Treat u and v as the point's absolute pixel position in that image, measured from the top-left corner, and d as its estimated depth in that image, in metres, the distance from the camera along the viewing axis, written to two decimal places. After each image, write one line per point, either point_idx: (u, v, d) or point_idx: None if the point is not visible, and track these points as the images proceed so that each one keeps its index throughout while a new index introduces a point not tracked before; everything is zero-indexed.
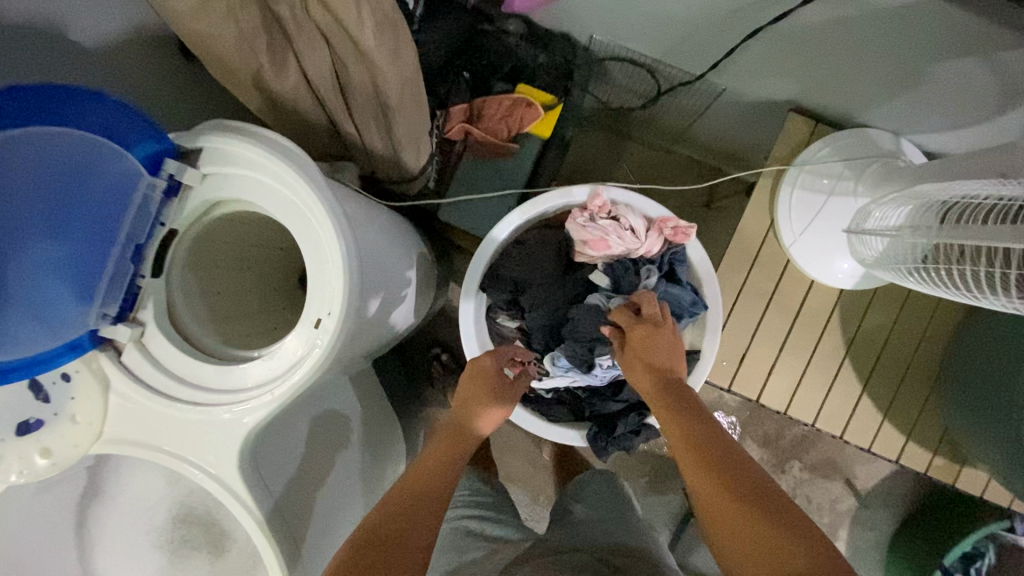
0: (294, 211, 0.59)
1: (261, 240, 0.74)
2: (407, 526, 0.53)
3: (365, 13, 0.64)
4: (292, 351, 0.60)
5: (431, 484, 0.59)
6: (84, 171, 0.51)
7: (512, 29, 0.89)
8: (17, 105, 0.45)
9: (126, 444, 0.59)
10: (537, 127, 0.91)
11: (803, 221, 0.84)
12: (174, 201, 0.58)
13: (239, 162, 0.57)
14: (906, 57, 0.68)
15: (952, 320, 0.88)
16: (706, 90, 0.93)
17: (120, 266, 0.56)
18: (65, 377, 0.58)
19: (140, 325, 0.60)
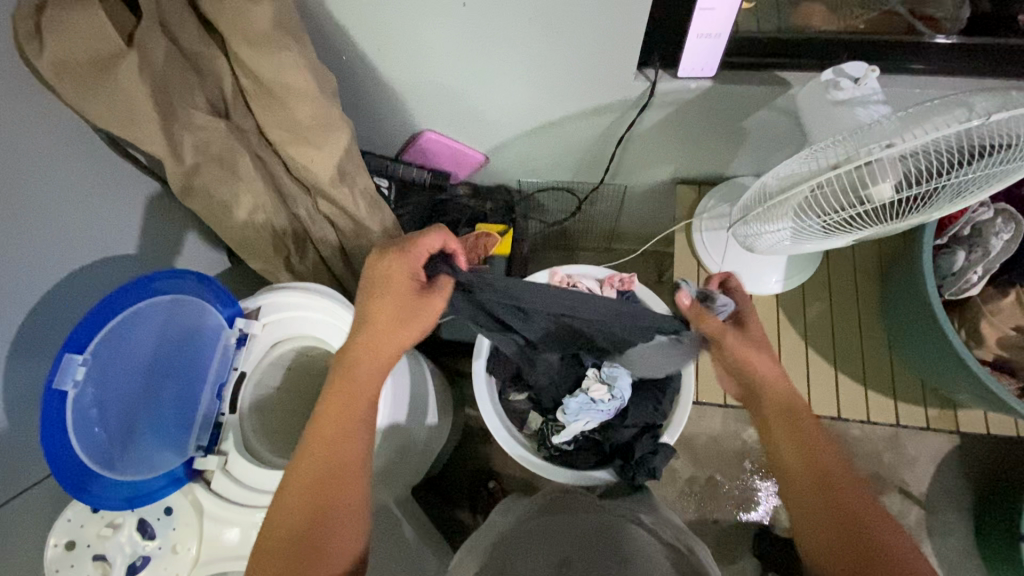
0: (333, 330, 0.77)
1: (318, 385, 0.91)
2: (328, 506, 0.56)
3: (359, 197, 0.93)
4: None
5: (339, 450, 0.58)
6: (185, 331, 0.71)
7: (462, 192, 1.21)
8: (151, 287, 0.66)
9: (221, 560, 0.69)
10: (499, 249, 1.16)
11: (721, 253, 1.05)
12: (244, 348, 0.76)
13: (284, 307, 0.77)
14: (725, 123, 0.98)
15: (874, 291, 1.06)
16: (614, 191, 1.23)
17: (209, 403, 0.73)
18: (167, 512, 0.69)
19: (224, 454, 0.72)
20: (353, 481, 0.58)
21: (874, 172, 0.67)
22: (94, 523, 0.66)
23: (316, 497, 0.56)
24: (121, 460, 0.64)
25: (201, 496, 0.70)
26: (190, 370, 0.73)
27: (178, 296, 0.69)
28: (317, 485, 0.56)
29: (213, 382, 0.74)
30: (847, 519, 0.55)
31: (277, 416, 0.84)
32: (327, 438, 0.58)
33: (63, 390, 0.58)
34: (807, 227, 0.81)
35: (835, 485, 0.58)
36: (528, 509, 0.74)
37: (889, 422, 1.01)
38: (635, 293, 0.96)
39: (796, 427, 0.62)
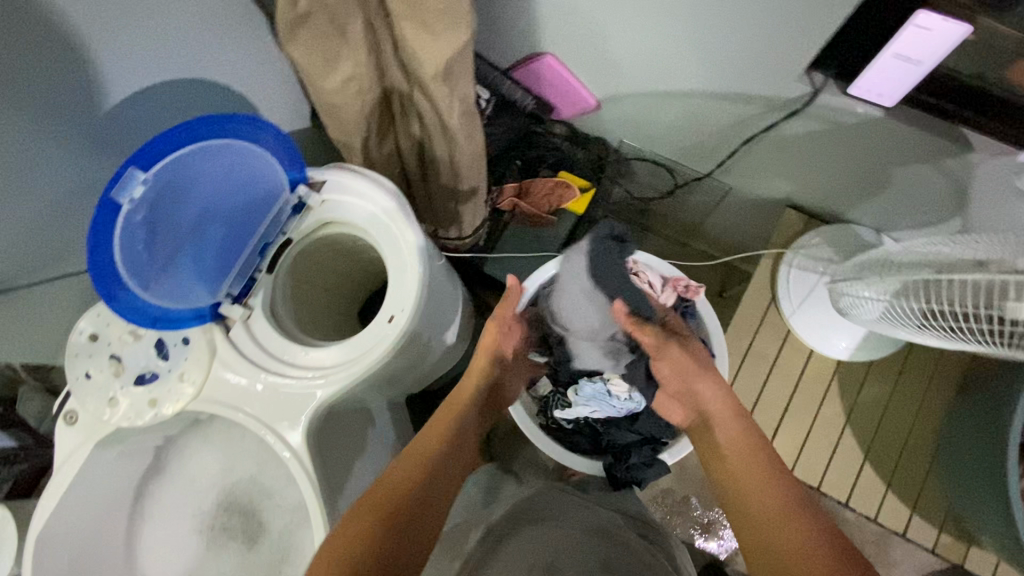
0: (385, 229, 0.76)
1: (346, 272, 0.91)
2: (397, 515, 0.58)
3: (455, 102, 0.87)
4: (364, 342, 0.72)
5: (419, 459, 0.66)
6: (250, 180, 0.71)
7: (557, 131, 1.15)
8: (224, 126, 0.67)
9: (216, 404, 0.71)
10: (573, 205, 1.12)
11: (800, 295, 0.98)
12: (297, 217, 0.75)
13: (348, 190, 0.76)
14: (871, 162, 0.86)
15: (942, 397, 0.97)
16: (716, 188, 1.12)
17: (250, 258, 0.74)
18: (184, 342, 0.71)
19: (249, 309, 0.74)
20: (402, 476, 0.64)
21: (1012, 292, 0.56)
22: (118, 327, 0.70)
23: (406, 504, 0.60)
24: (156, 283, 0.66)
25: (218, 340, 0.72)
26: (245, 220, 0.73)
27: (251, 144, 0.69)
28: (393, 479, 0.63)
29: (259, 238, 0.74)
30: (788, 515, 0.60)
31: (304, 289, 0.85)
32: (439, 429, 0.71)
33: (118, 203, 0.61)
34: (902, 308, 0.72)
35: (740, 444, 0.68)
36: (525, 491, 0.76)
37: (894, 529, 0.94)
38: (694, 304, 0.91)
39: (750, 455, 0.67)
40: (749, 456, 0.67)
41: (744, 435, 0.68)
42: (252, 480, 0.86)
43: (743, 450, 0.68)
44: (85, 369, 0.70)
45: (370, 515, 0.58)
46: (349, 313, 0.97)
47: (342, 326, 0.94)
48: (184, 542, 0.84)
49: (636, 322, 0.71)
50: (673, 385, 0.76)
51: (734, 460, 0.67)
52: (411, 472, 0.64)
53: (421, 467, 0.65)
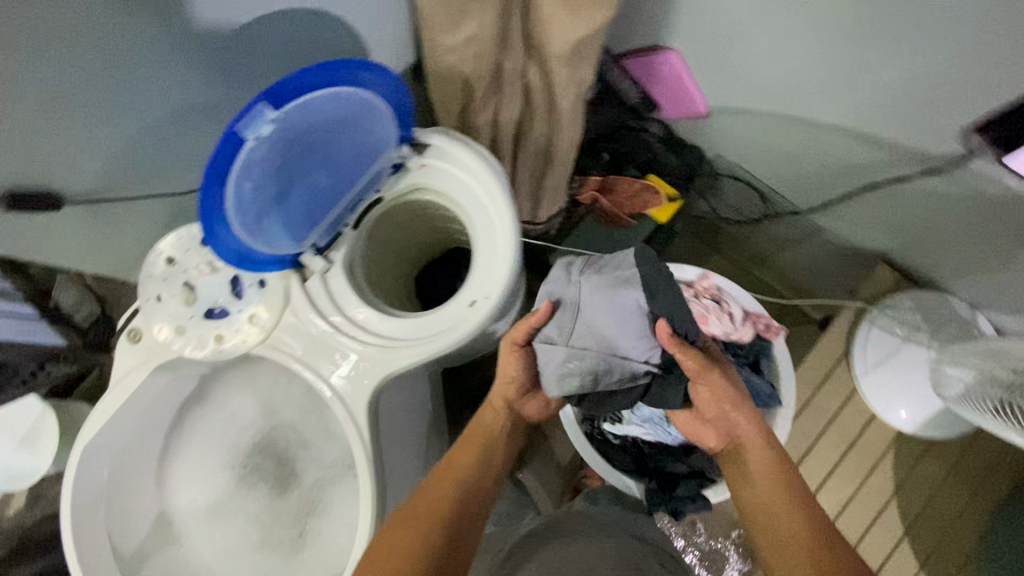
0: (481, 207, 0.72)
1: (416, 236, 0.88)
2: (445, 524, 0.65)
3: (570, 85, 0.82)
4: (440, 320, 0.70)
5: (449, 480, 0.70)
6: (364, 132, 0.67)
7: (653, 130, 1.09)
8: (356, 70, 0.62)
9: (283, 353, 0.69)
10: (657, 212, 1.05)
11: (878, 357, 0.94)
12: (395, 177, 0.73)
13: (452, 158, 0.72)
14: (997, 237, 0.82)
15: (997, 490, 0.93)
16: (805, 226, 1.07)
17: (342, 211, 0.71)
18: (260, 283, 0.69)
19: (329, 262, 0.71)
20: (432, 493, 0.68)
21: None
22: (198, 255, 0.68)
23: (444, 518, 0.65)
24: (259, 225, 0.63)
25: (293, 287, 0.69)
26: (352, 172, 0.69)
27: (376, 95, 0.64)
28: (429, 496, 0.68)
29: (355, 193, 0.71)
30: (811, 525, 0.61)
31: (377, 248, 0.81)
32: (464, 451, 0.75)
33: (243, 138, 0.56)
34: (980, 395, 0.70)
35: (764, 455, 0.68)
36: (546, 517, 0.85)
37: None
38: (769, 346, 0.87)
39: (771, 466, 0.67)
40: (769, 467, 0.67)
41: (769, 452, 0.68)
42: (290, 427, 0.86)
43: (774, 479, 0.66)
44: (158, 291, 0.68)
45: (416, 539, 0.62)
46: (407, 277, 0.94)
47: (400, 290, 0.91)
48: (215, 474, 0.83)
49: (677, 341, 0.63)
50: (708, 410, 0.70)
51: (755, 469, 0.67)
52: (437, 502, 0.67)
53: (455, 489, 0.69)
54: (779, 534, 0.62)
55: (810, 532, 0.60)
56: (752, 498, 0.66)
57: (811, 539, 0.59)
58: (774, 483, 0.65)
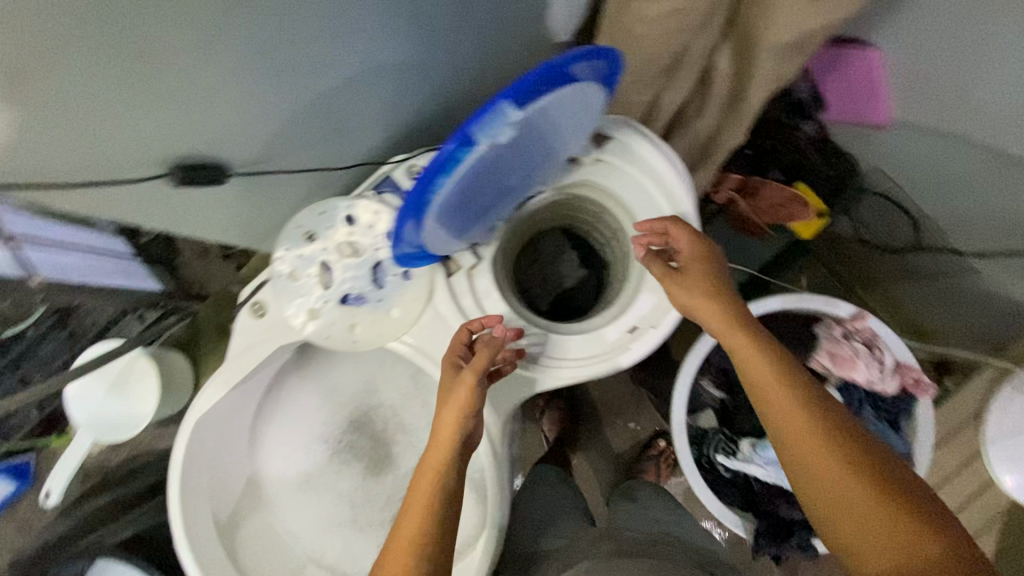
0: (654, 223, 0.65)
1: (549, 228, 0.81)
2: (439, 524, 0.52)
3: (767, 83, 0.71)
4: (593, 343, 0.65)
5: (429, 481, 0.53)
6: (570, 130, 0.55)
7: (809, 130, 0.97)
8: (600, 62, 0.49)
9: (419, 353, 0.62)
10: (799, 227, 0.95)
11: (1014, 427, 0.87)
12: (564, 172, 0.64)
13: (636, 166, 0.64)
14: None
15: None
16: (954, 267, 0.96)
17: (506, 207, 0.61)
18: (403, 275, 0.62)
19: (479, 259, 0.63)
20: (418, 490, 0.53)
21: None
22: (339, 234, 0.60)
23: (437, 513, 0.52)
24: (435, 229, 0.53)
25: (438, 285, 0.62)
26: (542, 166, 0.58)
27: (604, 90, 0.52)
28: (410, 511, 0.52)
29: (526, 188, 0.61)
30: (864, 473, 0.50)
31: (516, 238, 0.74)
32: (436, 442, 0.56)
33: (476, 142, 0.44)
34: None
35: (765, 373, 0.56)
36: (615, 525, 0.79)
37: None
38: (911, 403, 0.80)
39: (797, 390, 0.54)
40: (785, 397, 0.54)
41: (755, 354, 0.56)
42: (391, 408, 0.81)
43: (769, 377, 0.55)
44: (292, 269, 0.60)
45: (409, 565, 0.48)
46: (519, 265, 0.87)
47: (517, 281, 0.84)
48: (312, 447, 0.80)
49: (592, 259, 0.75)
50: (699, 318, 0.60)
51: (781, 405, 0.54)
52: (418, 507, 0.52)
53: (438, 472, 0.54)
54: (833, 496, 0.50)
55: (878, 467, 0.50)
56: (773, 419, 0.55)
57: (888, 480, 0.49)
58: (775, 387, 0.55)
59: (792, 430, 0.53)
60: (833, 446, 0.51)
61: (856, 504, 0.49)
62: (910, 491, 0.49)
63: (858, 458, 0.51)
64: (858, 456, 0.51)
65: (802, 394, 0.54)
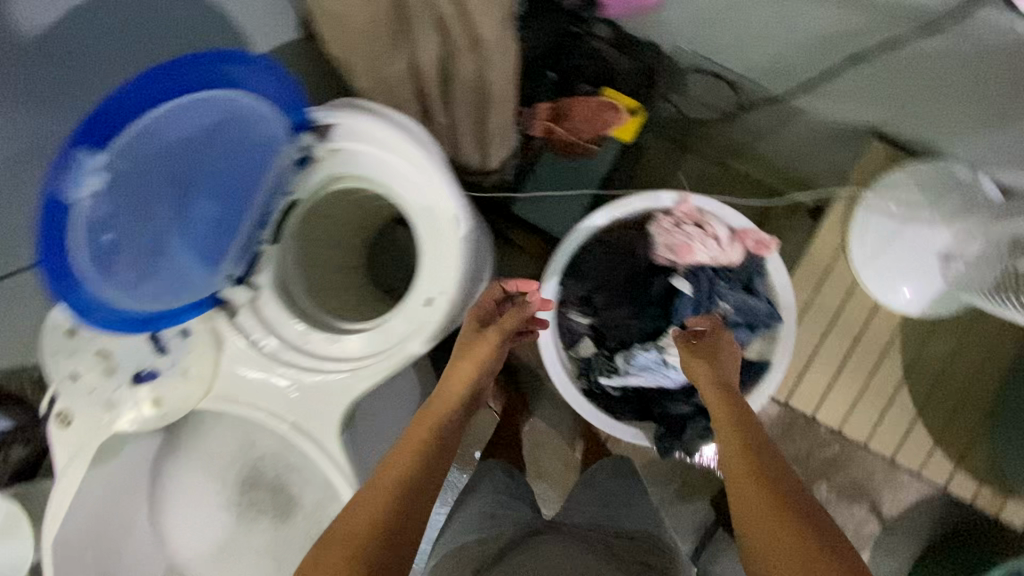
0: (412, 186, 0.61)
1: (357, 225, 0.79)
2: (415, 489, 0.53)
3: (490, 7, 0.68)
4: (396, 328, 0.61)
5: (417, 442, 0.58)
6: (239, 139, 0.56)
7: (601, 33, 0.95)
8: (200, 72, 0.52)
9: (234, 403, 0.61)
10: (619, 131, 0.94)
11: (875, 247, 0.87)
12: (303, 173, 0.61)
13: (368, 137, 0.60)
14: (1001, 93, 0.73)
15: (1010, 353, 0.90)
16: (782, 111, 0.96)
17: (251, 231, 0.59)
18: (183, 333, 0.60)
19: (256, 289, 0.61)
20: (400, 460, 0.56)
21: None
22: None
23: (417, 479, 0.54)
24: (149, 283, 0.53)
25: (223, 329, 0.60)
26: (253, 182, 0.58)
27: (240, 89, 0.54)
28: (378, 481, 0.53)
29: (260, 208, 0.59)
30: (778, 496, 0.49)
31: (314, 250, 0.72)
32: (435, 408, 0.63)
33: (75, 188, 0.48)
34: (992, 269, 0.73)
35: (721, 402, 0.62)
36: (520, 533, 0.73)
37: (935, 482, 0.92)
38: (762, 261, 0.80)
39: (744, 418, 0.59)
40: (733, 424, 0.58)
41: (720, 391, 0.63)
42: (276, 454, 0.80)
43: (725, 406, 0.61)
44: (73, 368, 0.59)
45: (386, 503, 0.50)
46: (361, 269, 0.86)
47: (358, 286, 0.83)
48: (212, 518, 0.79)
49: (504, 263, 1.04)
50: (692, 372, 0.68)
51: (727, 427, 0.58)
52: (398, 471, 0.54)
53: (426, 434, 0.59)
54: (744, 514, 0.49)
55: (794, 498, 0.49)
56: (724, 453, 0.56)
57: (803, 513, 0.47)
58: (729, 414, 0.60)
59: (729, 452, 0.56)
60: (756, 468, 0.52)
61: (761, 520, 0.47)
62: (823, 523, 0.46)
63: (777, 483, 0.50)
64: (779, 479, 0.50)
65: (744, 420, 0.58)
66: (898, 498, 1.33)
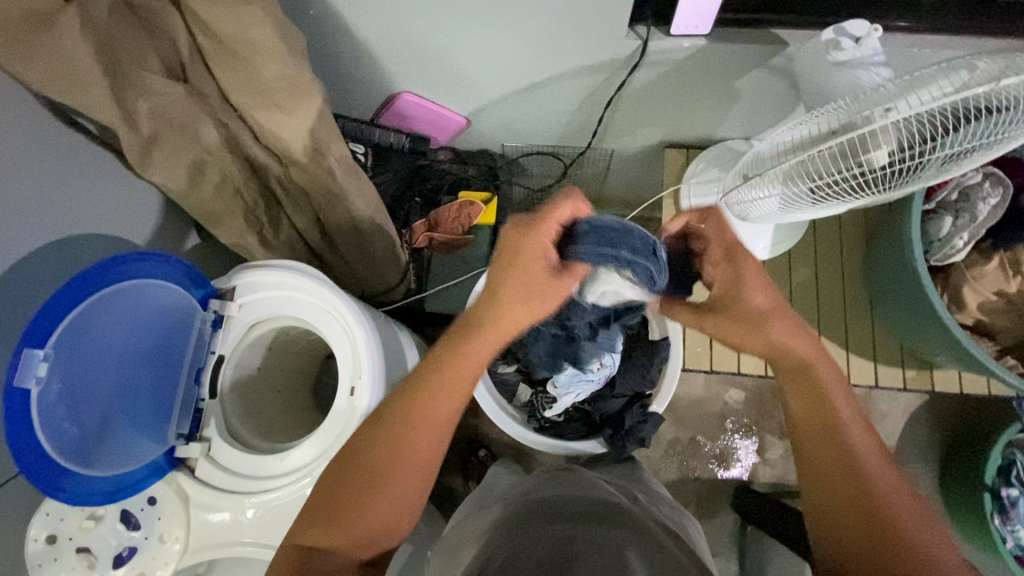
0: (316, 310, 0.74)
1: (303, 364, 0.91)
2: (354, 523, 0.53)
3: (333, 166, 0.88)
4: (336, 422, 0.72)
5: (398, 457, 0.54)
6: (158, 321, 0.69)
7: (443, 156, 1.16)
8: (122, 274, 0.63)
9: (214, 547, 0.67)
10: (483, 218, 1.14)
11: (708, 218, 1.04)
12: (221, 330, 0.73)
13: (265, 286, 0.74)
14: (718, 84, 0.96)
15: (857, 254, 1.06)
16: (600, 156, 1.20)
17: (188, 390, 0.72)
18: (151, 502, 0.67)
19: (207, 440, 0.71)
20: (365, 502, 0.53)
21: (870, 139, 0.67)
22: (74, 516, 0.64)
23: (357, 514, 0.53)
24: (93, 464, 0.62)
25: (185, 484, 0.68)
26: (172, 354, 0.71)
27: (153, 280, 0.66)
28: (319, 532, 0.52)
29: (190, 369, 0.72)
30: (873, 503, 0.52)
31: (259, 395, 0.83)
32: (417, 405, 0.56)
33: (26, 387, 0.55)
34: (795, 194, 0.82)
35: (800, 373, 0.59)
36: (522, 484, 0.65)
37: (868, 384, 1.03)
38: None
39: (818, 395, 0.58)
40: (819, 406, 0.57)
41: (799, 369, 0.59)
42: None
43: (805, 389, 0.58)
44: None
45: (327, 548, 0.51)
46: (312, 399, 0.96)
47: (313, 412, 0.94)
48: None
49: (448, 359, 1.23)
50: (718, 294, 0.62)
51: (807, 408, 0.58)
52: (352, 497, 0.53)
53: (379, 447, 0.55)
54: (830, 498, 0.54)
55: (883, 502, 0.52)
56: (806, 443, 0.57)
57: (886, 515, 0.51)
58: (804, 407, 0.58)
59: (819, 439, 0.56)
60: (842, 469, 0.54)
61: (843, 512, 0.53)
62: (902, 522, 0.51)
63: (863, 484, 0.53)
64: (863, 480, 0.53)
65: (828, 412, 0.56)
66: (888, 426, 1.34)
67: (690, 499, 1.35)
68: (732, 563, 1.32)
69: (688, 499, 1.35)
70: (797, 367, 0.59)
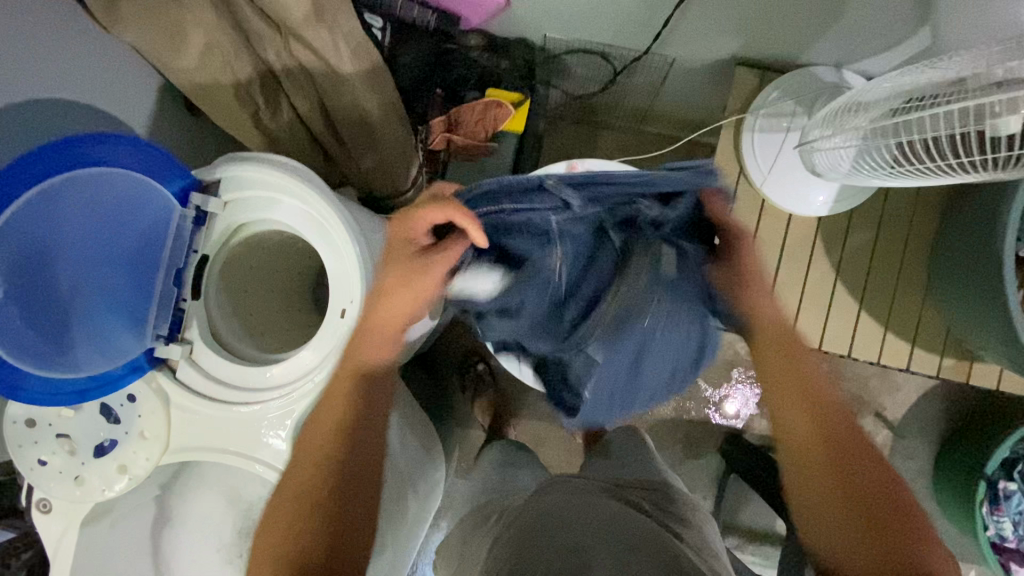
0: (308, 219, 0.66)
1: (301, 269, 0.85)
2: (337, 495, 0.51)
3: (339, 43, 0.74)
4: (324, 343, 0.67)
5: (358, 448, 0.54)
6: (129, 212, 0.62)
7: (473, 43, 0.98)
8: (73, 157, 0.57)
9: (195, 450, 0.66)
10: (510, 124, 1.00)
11: (768, 160, 0.91)
12: (204, 228, 0.66)
13: (252, 184, 0.65)
14: None
15: (929, 225, 0.93)
16: (657, 63, 1.02)
17: (166, 291, 0.65)
18: (130, 399, 0.65)
19: (188, 343, 0.67)
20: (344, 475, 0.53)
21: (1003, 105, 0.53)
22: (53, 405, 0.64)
23: (327, 492, 0.51)
24: (66, 358, 0.60)
25: (166, 386, 0.65)
26: (149, 251, 0.64)
27: (115, 165, 0.60)
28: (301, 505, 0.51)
29: (168, 268, 0.65)
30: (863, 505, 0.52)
31: (251, 297, 0.78)
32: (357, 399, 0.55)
33: None
34: (875, 150, 0.69)
35: (786, 372, 0.58)
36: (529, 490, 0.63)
37: (899, 367, 0.95)
38: None
39: (801, 389, 0.57)
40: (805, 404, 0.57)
41: (775, 370, 0.59)
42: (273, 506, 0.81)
43: (784, 381, 0.58)
44: (36, 457, 0.63)
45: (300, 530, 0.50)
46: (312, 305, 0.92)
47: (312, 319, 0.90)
48: None
49: None
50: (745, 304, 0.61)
51: (791, 405, 0.57)
52: (316, 476, 0.52)
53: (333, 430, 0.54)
54: (825, 508, 0.54)
55: (873, 500, 0.52)
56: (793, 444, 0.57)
57: (875, 513, 0.51)
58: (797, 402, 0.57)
59: (804, 441, 0.56)
60: (831, 471, 0.54)
61: (841, 517, 0.52)
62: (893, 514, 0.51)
63: (853, 485, 0.53)
64: (854, 476, 0.53)
65: (810, 406, 0.57)
66: (897, 399, 1.30)
67: (680, 438, 1.35)
68: (708, 501, 1.36)
69: (677, 437, 1.36)
70: (776, 353, 0.59)
